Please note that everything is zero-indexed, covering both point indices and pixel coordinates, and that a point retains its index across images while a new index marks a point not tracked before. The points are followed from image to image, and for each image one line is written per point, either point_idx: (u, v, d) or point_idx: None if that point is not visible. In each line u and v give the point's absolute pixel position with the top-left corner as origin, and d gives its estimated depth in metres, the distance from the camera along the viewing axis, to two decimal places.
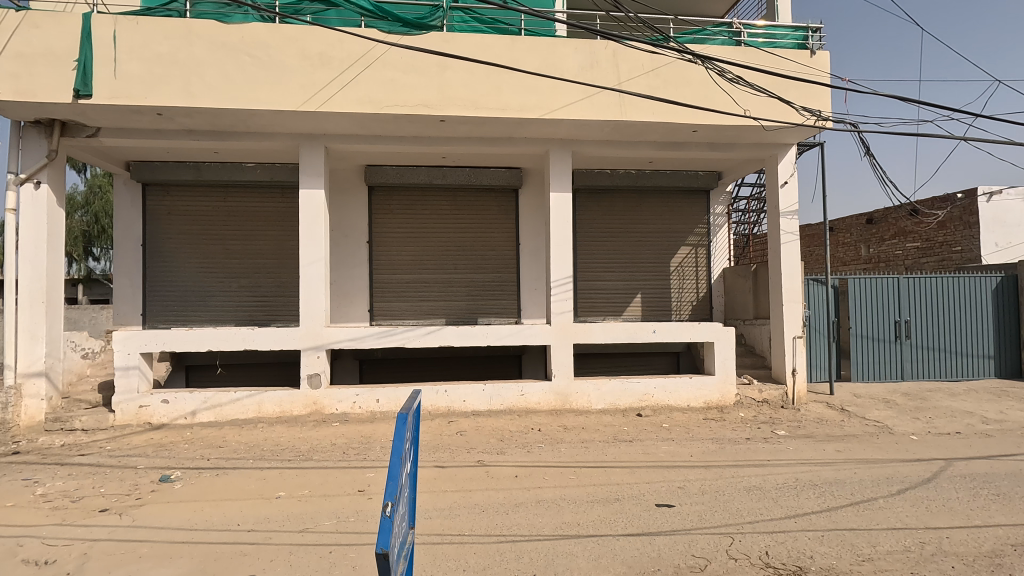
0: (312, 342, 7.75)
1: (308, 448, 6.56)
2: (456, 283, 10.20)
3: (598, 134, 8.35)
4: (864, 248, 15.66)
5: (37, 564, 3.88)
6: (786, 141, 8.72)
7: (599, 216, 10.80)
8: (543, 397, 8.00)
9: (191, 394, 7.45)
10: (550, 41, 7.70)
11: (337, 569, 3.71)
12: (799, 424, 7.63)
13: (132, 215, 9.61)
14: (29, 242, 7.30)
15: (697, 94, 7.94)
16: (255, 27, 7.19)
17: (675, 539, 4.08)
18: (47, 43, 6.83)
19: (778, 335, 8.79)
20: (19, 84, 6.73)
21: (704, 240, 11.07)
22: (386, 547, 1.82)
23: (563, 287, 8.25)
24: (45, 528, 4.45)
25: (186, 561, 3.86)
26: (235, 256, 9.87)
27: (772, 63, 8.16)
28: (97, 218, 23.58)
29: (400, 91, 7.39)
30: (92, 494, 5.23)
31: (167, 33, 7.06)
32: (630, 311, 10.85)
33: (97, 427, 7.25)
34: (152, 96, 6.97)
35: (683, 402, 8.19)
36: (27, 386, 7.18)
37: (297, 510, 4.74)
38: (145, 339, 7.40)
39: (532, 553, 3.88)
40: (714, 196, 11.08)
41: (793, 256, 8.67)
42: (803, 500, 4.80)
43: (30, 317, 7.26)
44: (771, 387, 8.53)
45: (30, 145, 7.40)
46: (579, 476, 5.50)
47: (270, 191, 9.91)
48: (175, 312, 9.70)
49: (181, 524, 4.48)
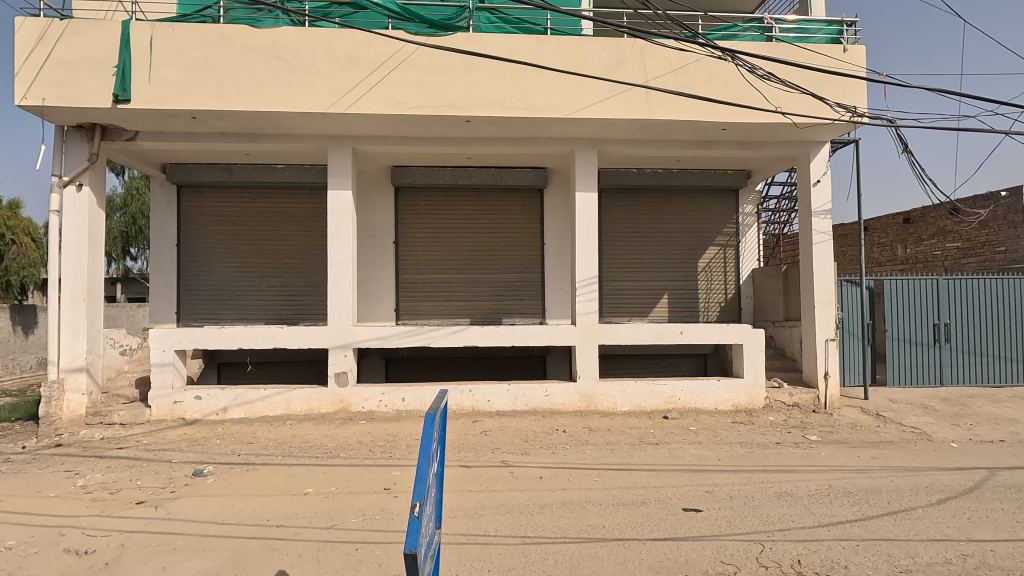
0: (340, 341, 7.84)
1: (334, 446, 6.65)
2: (480, 283, 10.24)
3: (624, 133, 8.26)
4: (900, 248, 15.21)
5: (78, 554, 3.99)
6: (819, 138, 8.50)
7: (625, 216, 10.69)
8: (568, 398, 7.95)
9: (222, 391, 7.63)
10: (576, 39, 7.64)
11: (365, 565, 3.74)
12: (832, 429, 7.43)
13: (168, 216, 9.89)
14: (71, 243, 7.57)
15: (726, 91, 7.80)
16: (285, 31, 7.32)
17: (704, 544, 4.01)
18: (88, 49, 7.08)
19: (810, 338, 8.55)
20: (63, 91, 7.00)
21: (732, 240, 10.88)
22: (414, 548, 1.87)
23: (589, 287, 8.20)
24: (85, 518, 4.61)
25: (218, 554, 3.95)
26: (266, 256, 10.07)
27: (805, 58, 7.94)
28: (135, 218, 24.38)
29: (426, 92, 7.44)
30: (129, 486, 5.40)
31: (201, 37, 7.24)
32: (657, 312, 10.72)
33: (133, 422, 7.48)
34: (187, 99, 7.16)
35: (710, 405, 8.05)
36: (69, 381, 7.46)
37: (325, 507, 4.81)
38: (179, 336, 7.58)
39: (557, 555, 3.87)
40: (743, 195, 10.87)
41: (825, 256, 8.43)
42: (837, 508, 4.67)
43: (72, 314, 7.53)
44: (801, 391, 8.33)
45: (73, 148, 7.67)
46: (604, 478, 5.47)
47: (300, 192, 10.09)
48: (207, 311, 9.96)
49: (213, 518, 4.59)
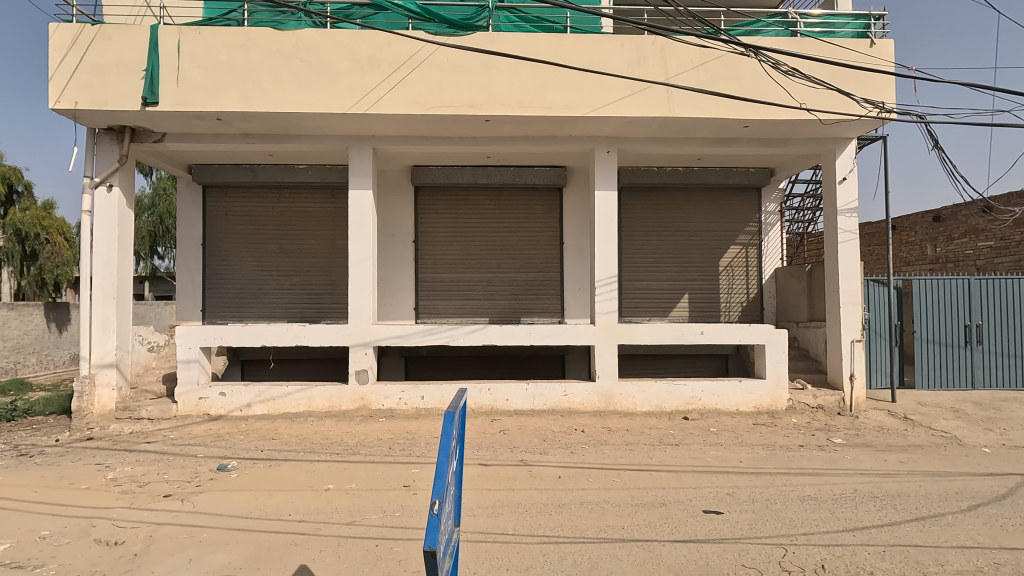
0: (360, 339, 7.92)
1: (355, 443, 6.73)
2: (499, 281, 10.25)
3: (644, 131, 8.20)
4: (930, 248, 14.82)
5: (108, 544, 4.11)
6: (845, 135, 8.32)
7: (645, 214, 10.60)
8: (586, 398, 7.92)
9: (246, 387, 7.77)
10: (596, 37, 7.60)
11: (384, 562, 3.77)
12: (858, 432, 7.27)
13: (193, 216, 10.10)
14: (102, 243, 7.78)
15: (749, 88, 7.67)
16: (308, 33, 7.42)
17: (725, 547, 3.96)
18: (118, 53, 7.26)
19: (835, 339, 8.39)
20: (94, 94, 7.19)
21: (754, 239, 10.72)
22: (433, 545, 1.89)
23: (608, 286, 8.15)
24: (115, 510, 4.74)
25: (242, 548, 4.03)
26: (288, 255, 10.22)
27: (830, 53, 7.78)
28: (162, 218, 25.00)
29: (446, 92, 7.47)
30: (157, 479, 5.54)
31: (226, 40, 7.37)
32: (677, 312, 10.61)
33: (161, 417, 7.68)
34: (212, 102, 7.30)
35: (731, 406, 7.94)
36: (100, 377, 7.68)
37: (346, 503, 4.87)
38: (205, 334, 7.74)
39: (576, 555, 3.86)
40: (766, 193, 10.70)
41: (851, 255, 8.25)
42: (862, 513, 4.57)
43: (103, 312, 7.75)
44: (826, 393, 8.16)
45: (104, 150, 7.88)
46: (623, 479, 5.44)
47: (321, 192, 10.23)
48: (232, 309, 10.15)
49: (237, 512, 4.68)
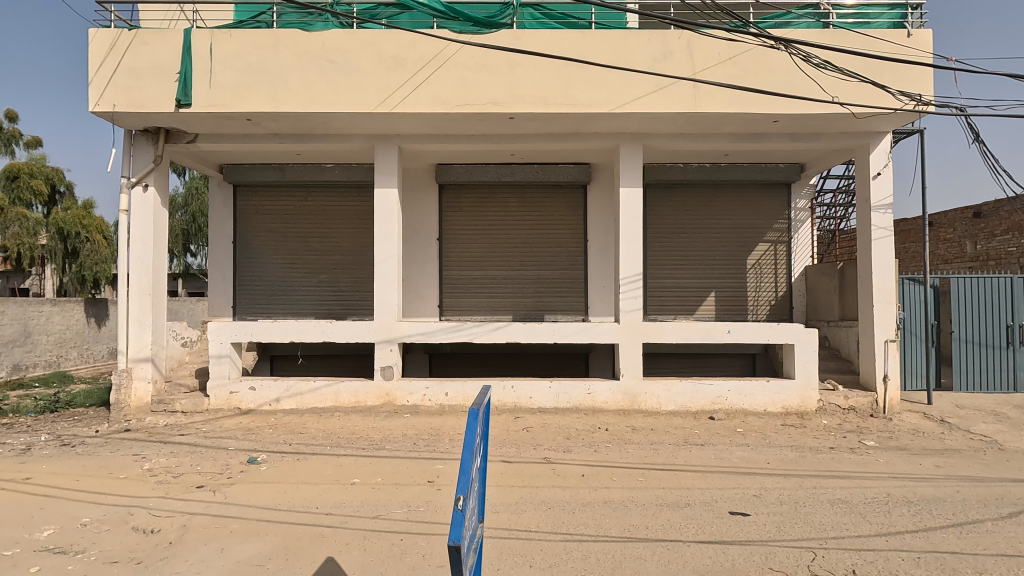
0: (385, 336, 8.02)
1: (380, 438, 6.82)
2: (523, 279, 10.25)
3: (670, 127, 8.09)
4: (970, 245, 14.29)
5: (145, 532, 4.25)
6: (879, 128, 8.07)
7: (671, 211, 10.47)
8: (610, 397, 7.87)
9: (275, 382, 7.94)
10: (621, 33, 7.53)
11: (409, 556, 3.81)
12: (891, 435, 7.07)
13: (224, 214, 10.35)
14: (139, 241, 8.03)
15: (779, 81, 7.51)
16: (335, 34, 7.53)
17: (752, 549, 3.90)
18: (153, 57, 7.48)
19: (867, 338, 8.17)
20: (131, 97, 7.42)
21: (784, 236, 10.49)
22: (458, 540, 1.91)
23: (633, 284, 8.08)
24: (151, 499, 4.90)
25: (271, 539, 4.12)
26: (316, 253, 10.40)
27: (864, 44, 7.55)
28: (195, 217, 25.71)
29: (470, 90, 7.50)
30: (190, 471, 5.70)
31: (256, 42, 7.53)
32: (703, 310, 10.45)
33: (194, 410, 7.90)
34: (243, 102, 7.46)
35: (759, 406, 7.80)
36: (136, 370, 7.93)
37: (371, 497, 4.94)
38: (236, 329, 7.94)
39: (599, 553, 3.84)
40: (796, 189, 10.46)
41: (885, 252, 8.01)
42: (896, 518, 4.44)
43: (139, 307, 7.99)
44: (858, 394, 7.94)
45: (140, 151, 8.14)
46: (648, 478, 5.39)
47: (348, 191, 10.38)
48: (261, 305, 10.38)
49: (267, 503, 4.79)
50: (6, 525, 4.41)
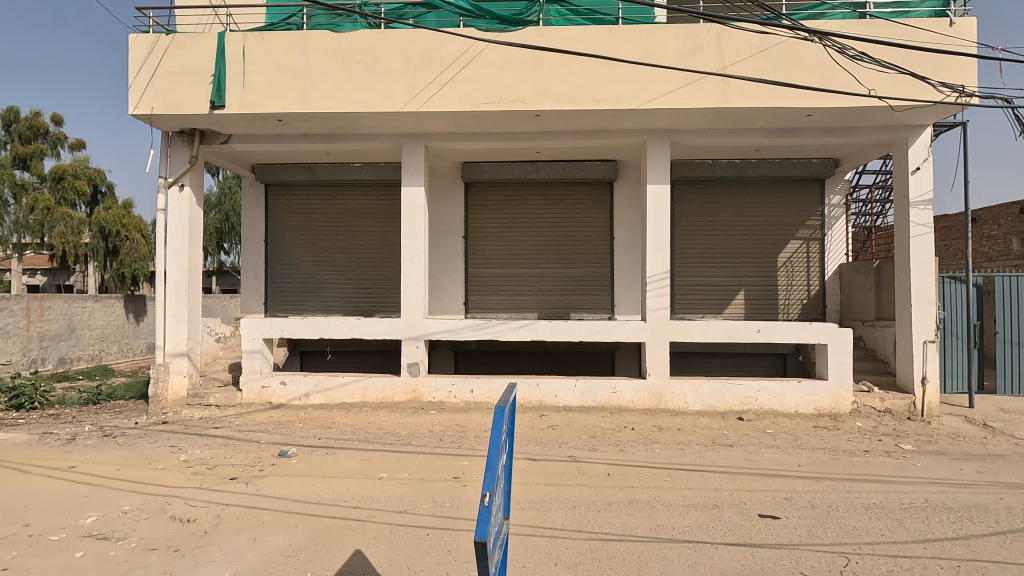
0: (411, 333, 8.10)
1: (407, 434, 6.90)
2: (548, 277, 10.24)
3: (699, 123, 7.96)
4: (1016, 242, 13.69)
5: (181, 521, 4.39)
6: (919, 122, 7.79)
7: (700, 208, 10.31)
8: (637, 396, 7.80)
9: (305, 377, 8.10)
10: (649, 28, 7.44)
11: (434, 551, 3.85)
12: (930, 439, 6.83)
13: (257, 213, 10.60)
14: (175, 239, 8.28)
15: (813, 75, 7.31)
16: (363, 34, 7.62)
17: (781, 553, 3.82)
18: (189, 60, 7.69)
19: (905, 339, 7.90)
20: (168, 99, 7.65)
21: (817, 233, 10.23)
22: (484, 536, 1.92)
23: (660, 282, 7.98)
24: (187, 489, 5.07)
25: (301, 530, 4.22)
26: (344, 251, 10.57)
27: (903, 35, 7.30)
28: (228, 216, 26.38)
29: (496, 88, 7.50)
30: (224, 463, 5.87)
31: (287, 44, 7.67)
32: (732, 309, 10.27)
33: (227, 404, 8.12)
34: (274, 104, 7.62)
35: (790, 407, 7.63)
36: (173, 365, 8.20)
37: (398, 491, 5.01)
38: (268, 326, 8.12)
39: (624, 553, 3.82)
40: (830, 185, 10.17)
41: (925, 250, 7.73)
42: (934, 525, 4.29)
43: (175, 304, 8.25)
44: (894, 396, 7.69)
45: (176, 152, 8.39)
46: (675, 479, 5.33)
47: (375, 189, 10.51)
48: (292, 302, 10.60)
49: (297, 496, 4.90)
50: (53, 511, 4.61)
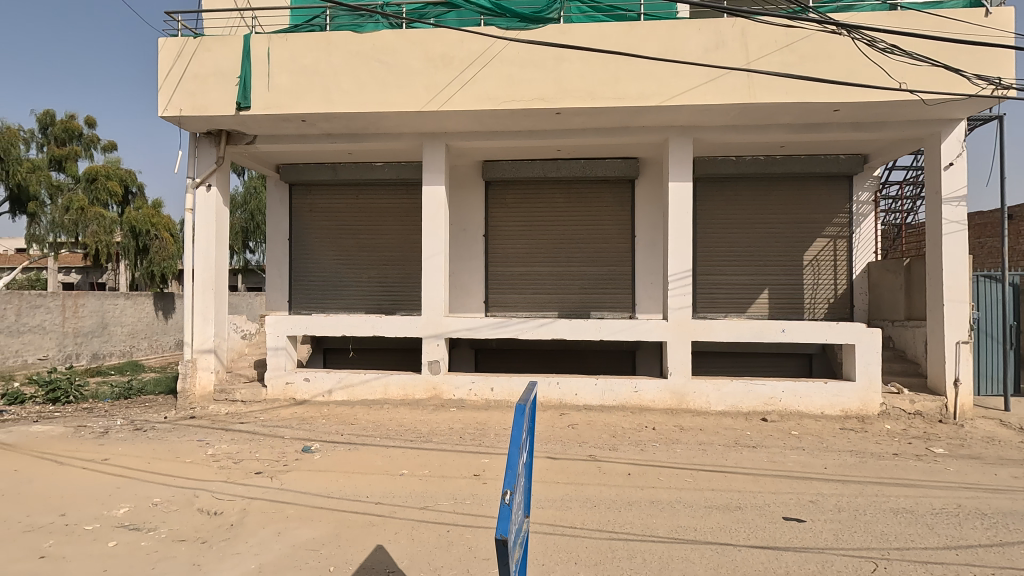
0: (432, 331, 8.15)
1: (428, 431, 6.96)
2: (569, 275, 10.20)
3: (722, 119, 7.84)
4: None
5: (209, 514, 4.50)
6: (952, 115, 7.56)
7: (723, 206, 10.17)
8: (658, 395, 7.74)
9: (327, 374, 8.23)
10: (671, 23, 7.36)
11: (455, 548, 3.88)
12: (962, 442, 6.63)
13: (281, 213, 10.78)
14: (202, 238, 8.46)
15: (840, 68, 7.15)
16: (385, 34, 7.68)
17: (806, 556, 3.75)
18: (216, 63, 7.86)
19: (936, 339, 7.69)
20: (196, 101, 7.82)
21: (844, 231, 10.00)
22: (505, 534, 1.93)
23: (682, 281, 7.90)
24: (214, 483, 5.19)
25: (324, 525, 4.28)
26: (366, 249, 10.68)
27: (936, 26, 7.09)
28: (253, 215, 26.88)
29: (516, 86, 7.50)
30: (249, 457, 5.99)
31: (310, 46, 7.78)
32: (756, 308, 10.11)
33: (252, 400, 8.28)
34: (298, 104, 7.73)
35: (815, 408, 7.48)
36: (201, 361, 8.39)
37: (419, 488, 5.05)
38: (292, 323, 8.25)
39: (645, 553, 3.79)
40: (858, 181, 9.93)
41: (958, 248, 7.50)
42: (967, 531, 4.16)
43: (203, 301, 8.44)
44: (925, 398, 7.48)
45: (204, 153, 8.58)
46: (697, 480, 5.26)
47: (397, 188, 10.60)
48: (315, 300, 10.76)
49: (320, 491, 4.98)
50: (88, 502, 4.76)
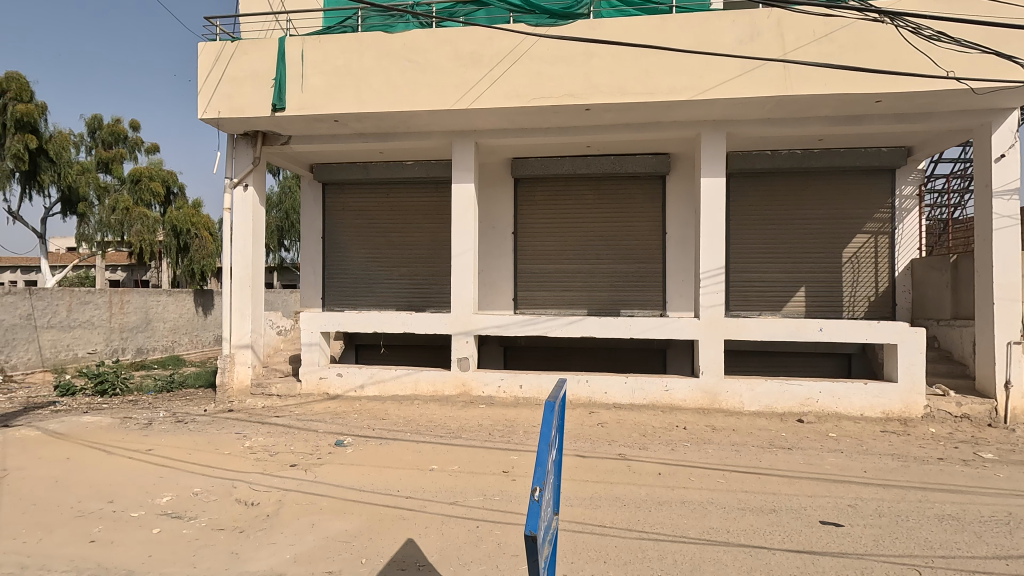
0: (461, 328, 8.21)
1: (457, 427, 7.01)
2: (598, 272, 10.13)
3: (757, 112, 7.64)
4: None
5: (246, 504, 4.63)
6: (1003, 104, 7.20)
7: (757, 201, 9.93)
8: (689, 395, 7.62)
9: (359, 369, 8.37)
10: (704, 15, 7.21)
11: (484, 543, 3.91)
12: (1014, 447, 6.33)
13: (314, 211, 11.00)
14: (239, 237, 8.71)
15: (883, 58, 6.89)
16: (415, 34, 7.75)
17: (844, 562, 3.65)
18: (253, 65, 8.06)
19: (986, 339, 7.35)
20: (234, 103, 8.04)
21: (886, 226, 9.65)
22: (534, 530, 1.92)
23: (714, 278, 7.75)
24: (251, 474, 5.34)
25: (356, 517, 4.36)
26: (396, 247, 10.82)
27: (986, 11, 6.76)
28: (288, 214, 27.52)
29: (546, 82, 7.47)
30: (285, 450, 6.15)
31: (343, 47, 7.91)
32: (792, 306, 9.84)
33: (288, 394, 8.49)
34: (330, 105, 7.87)
35: (855, 410, 7.24)
36: (238, 356, 8.63)
37: (448, 483, 5.10)
38: (325, 320, 8.41)
39: (676, 554, 3.74)
40: (902, 174, 9.55)
41: (1010, 243, 7.15)
42: (1018, 540, 3.97)
43: (240, 298, 8.68)
44: (973, 400, 7.16)
45: (241, 153, 8.81)
46: (730, 481, 5.16)
47: (427, 186, 10.69)
48: (347, 297, 10.96)
49: (352, 484, 5.07)
50: (133, 490, 4.96)
